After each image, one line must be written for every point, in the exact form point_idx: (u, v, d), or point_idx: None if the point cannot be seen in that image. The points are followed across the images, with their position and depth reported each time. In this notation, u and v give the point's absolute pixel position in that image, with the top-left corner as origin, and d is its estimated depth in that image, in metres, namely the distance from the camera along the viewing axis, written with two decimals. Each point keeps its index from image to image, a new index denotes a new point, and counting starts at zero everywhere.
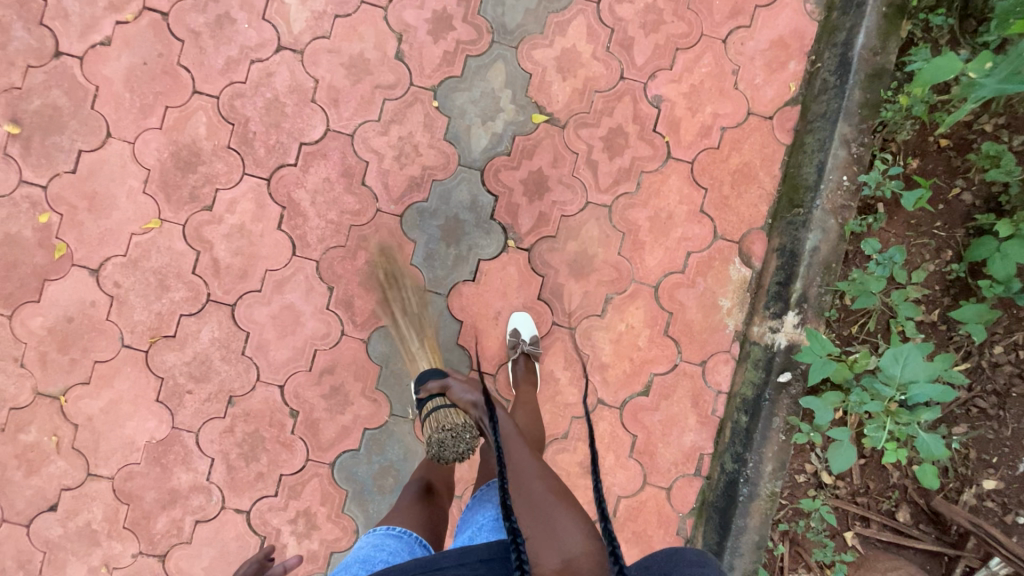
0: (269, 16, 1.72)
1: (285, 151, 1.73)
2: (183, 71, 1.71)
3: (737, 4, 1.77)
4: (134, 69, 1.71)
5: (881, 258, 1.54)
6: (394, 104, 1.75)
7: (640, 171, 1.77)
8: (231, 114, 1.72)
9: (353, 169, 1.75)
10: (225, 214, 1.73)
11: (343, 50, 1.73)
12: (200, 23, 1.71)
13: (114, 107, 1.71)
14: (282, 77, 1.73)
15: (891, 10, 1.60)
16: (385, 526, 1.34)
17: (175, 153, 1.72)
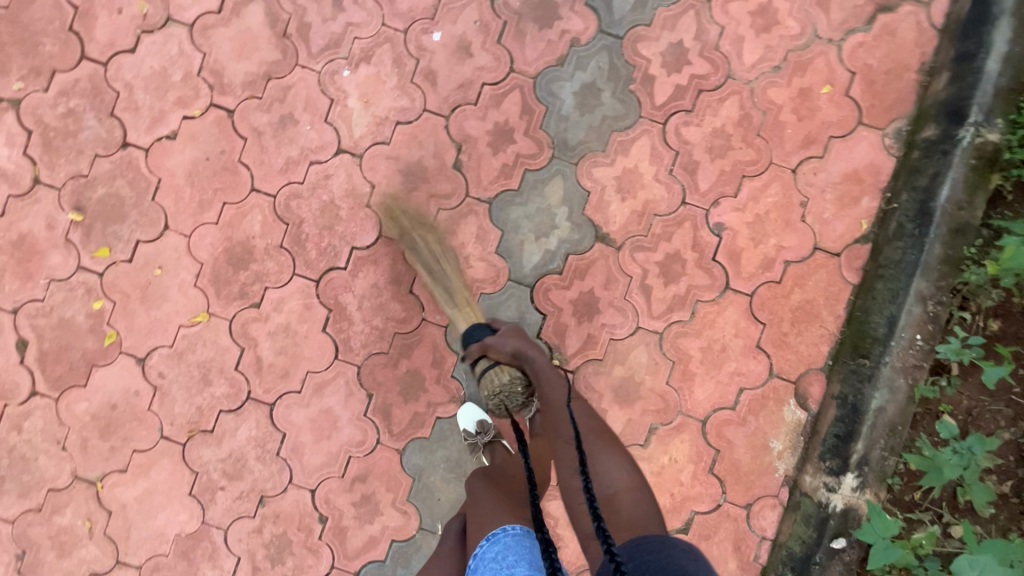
0: (332, 119, 1.73)
1: (336, 254, 1.73)
2: (243, 169, 1.72)
3: (809, 133, 1.70)
4: (197, 164, 1.73)
5: (960, 445, 1.45)
6: (449, 213, 1.73)
7: (695, 301, 1.71)
8: (287, 214, 1.73)
9: (402, 276, 1.73)
10: (271, 312, 1.73)
11: (402, 157, 1.73)
12: (264, 123, 1.72)
13: (174, 200, 1.73)
14: (339, 181, 1.73)
15: (981, 163, 1.51)
16: None
17: (229, 250, 1.73)
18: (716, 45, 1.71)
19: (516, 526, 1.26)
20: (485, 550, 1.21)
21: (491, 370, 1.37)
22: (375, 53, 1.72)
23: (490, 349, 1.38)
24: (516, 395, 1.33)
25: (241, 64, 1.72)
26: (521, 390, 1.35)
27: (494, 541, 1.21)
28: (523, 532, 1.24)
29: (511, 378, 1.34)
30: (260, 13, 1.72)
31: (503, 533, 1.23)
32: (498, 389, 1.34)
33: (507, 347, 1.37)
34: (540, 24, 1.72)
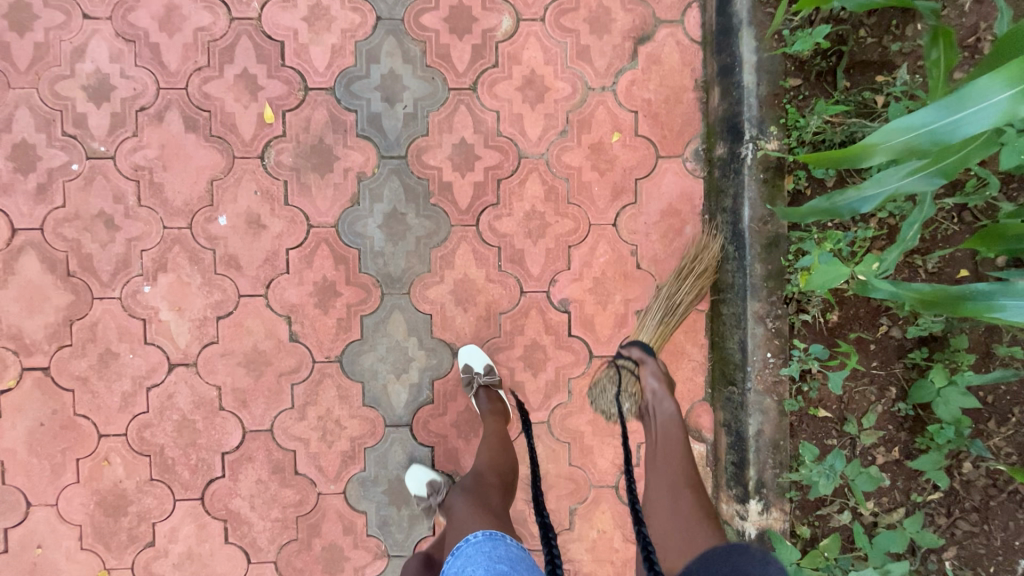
0: (152, 338, 1.66)
1: (210, 466, 1.69)
2: (82, 420, 1.65)
3: (616, 184, 1.71)
4: (33, 432, 1.65)
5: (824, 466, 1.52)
6: (303, 385, 1.69)
7: (568, 379, 1.72)
8: (144, 446, 1.67)
9: (282, 462, 1.70)
10: (168, 544, 1.69)
11: (237, 349, 1.68)
12: (85, 367, 1.65)
13: (26, 475, 1.65)
14: (184, 395, 1.67)
15: (770, 174, 1.54)
16: None
17: (101, 501, 1.67)
18: (498, 130, 1.69)
19: (479, 532, 1.32)
20: (451, 563, 1.28)
21: (628, 377, 1.63)
22: (169, 258, 1.65)
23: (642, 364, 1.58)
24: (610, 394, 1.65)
25: (36, 318, 1.63)
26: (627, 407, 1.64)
27: (456, 555, 1.27)
28: (483, 539, 1.29)
29: (635, 392, 1.62)
30: (35, 261, 1.63)
31: (466, 543, 1.30)
32: (615, 383, 1.64)
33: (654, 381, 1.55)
34: (320, 170, 1.67)
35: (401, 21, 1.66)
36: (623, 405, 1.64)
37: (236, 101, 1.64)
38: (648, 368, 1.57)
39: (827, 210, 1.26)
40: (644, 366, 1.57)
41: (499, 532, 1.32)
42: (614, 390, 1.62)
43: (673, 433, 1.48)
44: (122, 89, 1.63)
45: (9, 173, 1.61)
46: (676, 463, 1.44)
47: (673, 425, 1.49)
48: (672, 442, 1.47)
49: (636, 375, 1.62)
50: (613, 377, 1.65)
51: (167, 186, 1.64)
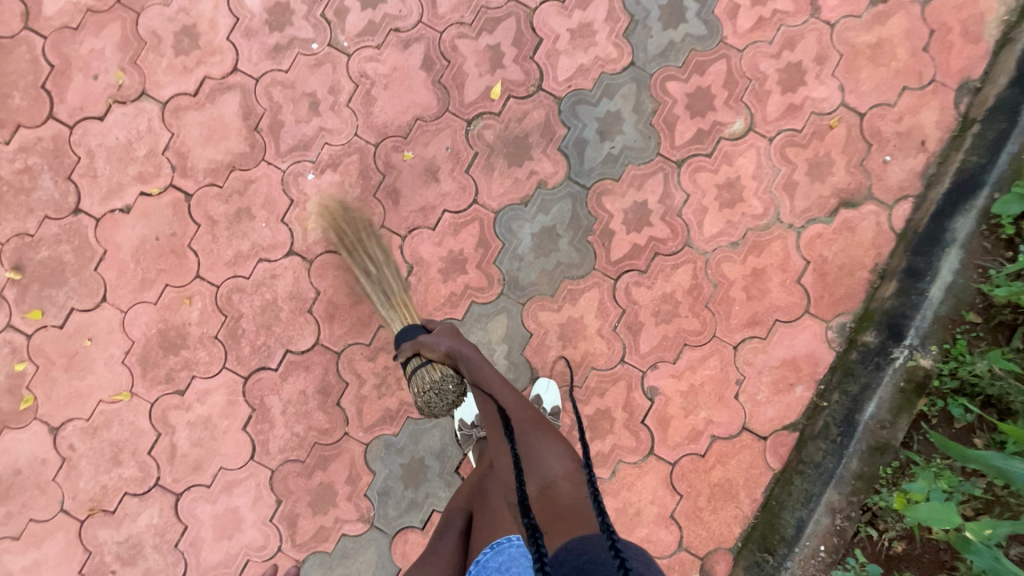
0: (288, 220, 1.72)
1: (269, 355, 1.71)
2: (191, 254, 1.71)
3: (755, 313, 1.72)
4: (146, 242, 1.71)
5: None
6: (389, 331, 1.72)
7: (618, 460, 1.71)
8: (227, 306, 1.71)
9: (331, 387, 1.71)
10: (194, 402, 1.70)
11: (351, 269, 1.72)
12: (220, 212, 1.71)
13: (116, 273, 1.71)
14: (285, 282, 1.71)
15: (909, 386, 1.55)
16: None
17: (162, 332, 1.71)
18: (679, 211, 1.72)
19: (526, 541, 1.11)
20: (487, 557, 1.11)
21: (427, 366, 1.48)
22: (343, 162, 1.72)
23: (424, 348, 1.42)
24: (449, 387, 1.46)
25: (207, 150, 1.71)
26: (452, 387, 1.47)
27: (496, 551, 1.10)
28: (527, 541, 1.09)
29: (443, 374, 1.46)
30: (235, 103, 1.71)
31: (507, 543, 1.11)
32: (429, 389, 1.46)
33: (440, 347, 1.38)
34: (510, 160, 1.73)
35: (650, 76, 1.73)
36: (448, 393, 1.46)
37: (475, 65, 1.73)
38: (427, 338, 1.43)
39: (998, 467, 1.26)
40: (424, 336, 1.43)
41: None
42: (434, 391, 1.45)
43: (484, 369, 1.29)
44: (390, 6, 1.73)
45: (259, 22, 1.72)
46: (506, 396, 1.23)
47: (495, 377, 1.28)
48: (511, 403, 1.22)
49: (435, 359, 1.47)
50: (430, 384, 1.46)
51: (378, 102, 1.72)
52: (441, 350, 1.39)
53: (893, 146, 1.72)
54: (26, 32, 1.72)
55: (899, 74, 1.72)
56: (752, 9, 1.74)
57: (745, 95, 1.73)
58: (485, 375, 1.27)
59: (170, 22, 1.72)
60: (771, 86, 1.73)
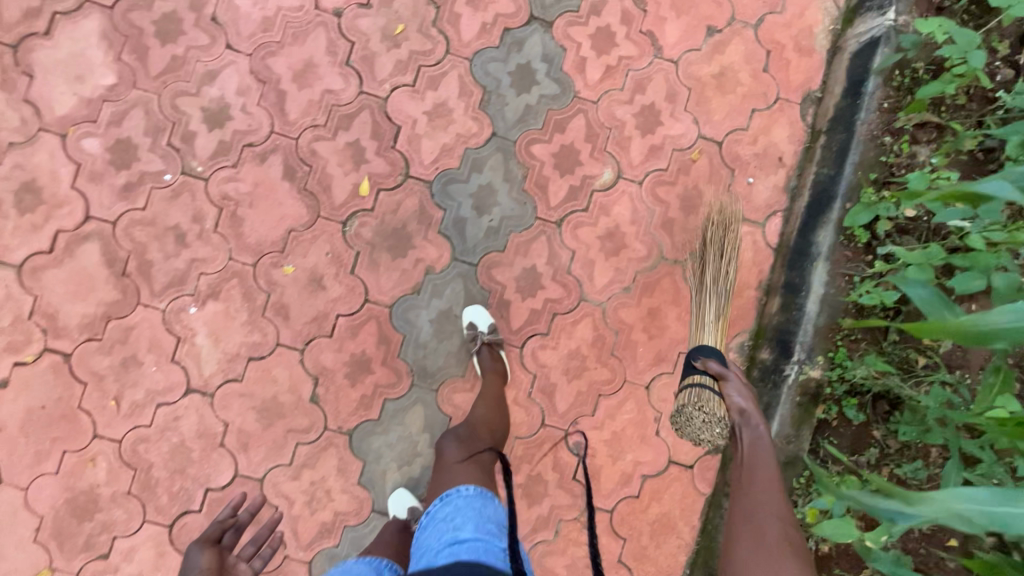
0: (179, 358, 1.67)
1: (189, 498, 1.67)
2: (83, 415, 1.64)
3: (659, 350, 1.78)
4: (32, 412, 1.63)
5: None
6: (308, 446, 1.70)
7: (559, 520, 1.74)
8: (134, 459, 1.65)
9: (260, 515, 1.68)
10: (120, 563, 1.65)
11: (256, 393, 1.69)
12: (106, 366, 1.65)
13: (7, 451, 1.63)
14: (189, 421, 1.67)
15: (805, 399, 1.64)
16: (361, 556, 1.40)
17: (71, 500, 1.64)
18: (568, 268, 1.76)
19: (471, 487, 1.35)
20: (438, 509, 1.31)
21: (709, 390, 1.57)
22: (223, 288, 1.68)
23: (723, 384, 1.53)
24: (712, 429, 1.56)
25: (77, 305, 1.64)
26: (718, 429, 1.57)
27: (445, 502, 1.31)
28: (474, 495, 1.33)
29: (723, 416, 1.55)
30: (96, 252, 1.65)
31: (456, 494, 1.33)
32: (702, 409, 1.56)
33: (734, 402, 1.50)
34: (394, 252, 1.72)
35: (513, 142, 1.76)
36: (713, 430, 1.56)
37: (338, 164, 1.71)
38: (730, 383, 1.53)
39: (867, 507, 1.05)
40: (726, 381, 1.52)
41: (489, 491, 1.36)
42: (703, 418, 1.57)
43: (760, 454, 1.41)
44: (238, 121, 1.69)
45: (104, 163, 1.65)
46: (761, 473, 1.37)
47: (767, 465, 1.39)
48: (766, 471, 1.38)
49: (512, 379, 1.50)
50: (698, 402, 1.58)
51: (247, 220, 1.68)
52: (733, 403, 1.51)
53: (753, 167, 1.80)
54: None
55: (746, 98, 1.80)
56: (598, 60, 1.79)
57: (608, 144, 1.78)
58: (758, 457, 1.41)
59: (7, 180, 1.63)
60: (631, 131, 1.78)
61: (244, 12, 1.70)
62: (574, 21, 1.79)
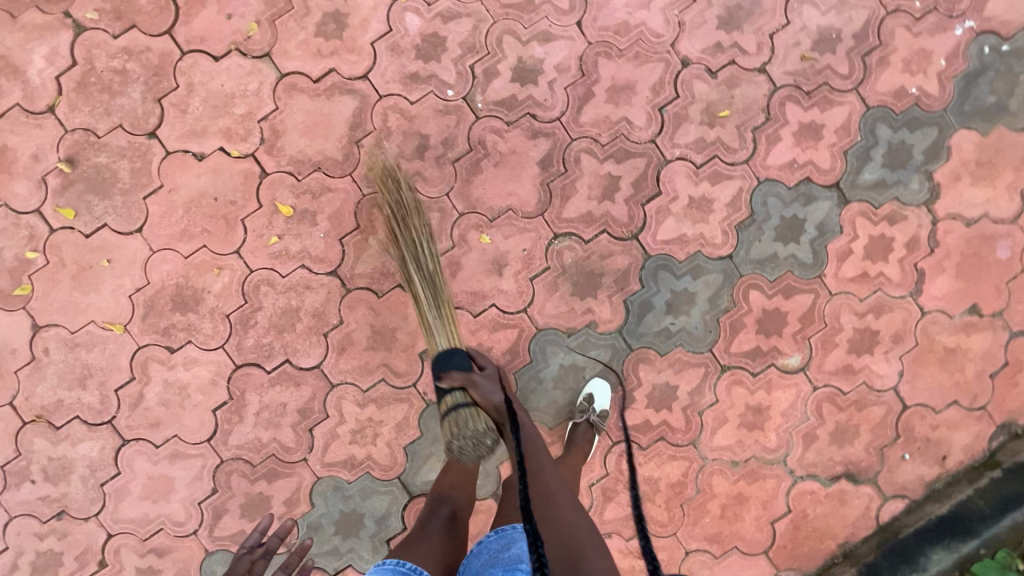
0: (345, 242, 1.67)
1: (268, 356, 1.69)
2: (240, 229, 1.66)
3: (720, 531, 1.75)
4: (203, 196, 1.65)
5: None
6: (388, 388, 1.71)
7: None
8: (250, 294, 1.67)
9: (311, 413, 1.70)
10: (179, 365, 1.68)
11: (382, 316, 1.69)
12: (287, 204, 1.66)
13: (162, 212, 1.65)
14: (315, 297, 1.68)
15: None
16: (394, 561, 1.21)
17: (179, 287, 1.67)
18: (701, 410, 1.73)
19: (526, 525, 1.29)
20: (491, 540, 1.26)
21: (465, 410, 1.30)
22: (422, 214, 1.67)
23: (474, 389, 1.28)
24: (483, 445, 1.32)
25: (301, 140, 1.65)
26: (489, 442, 1.32)
27: (500, 535, 1.26)
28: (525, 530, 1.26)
29: (484, 427, 1.31)
30: (350, 110, 1.65)
31: (511, 529, 1.27)
32: (461, 434, 1.31)
33: (496, 396, 1.25)
34: (575, 289, 1.70)
35: (738, 275, 1.72)
36: (484, 444, 1.32)
37: (588, 186, 1.69)
38: (481, 387, 1.27)
39: None
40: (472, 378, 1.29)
41: None
42: (472, 441, 1.31)
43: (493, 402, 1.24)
44: (538, 90, 1.67)
45: (409, 44, 1.65)
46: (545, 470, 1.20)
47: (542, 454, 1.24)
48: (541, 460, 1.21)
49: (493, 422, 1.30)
50: (456, 425, 1.31)
51: (482, 175, 1.67)
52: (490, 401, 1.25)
53: (916, 447, 1.74)
54: None
55: (956, 387, 1.74)
56: (861, 262, 1.73)
57: (814, 337, 1.73)
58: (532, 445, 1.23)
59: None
60: (840, 340, 1.73)
61: (612, 4, 1.67)
62: (867, 215, 1.73)
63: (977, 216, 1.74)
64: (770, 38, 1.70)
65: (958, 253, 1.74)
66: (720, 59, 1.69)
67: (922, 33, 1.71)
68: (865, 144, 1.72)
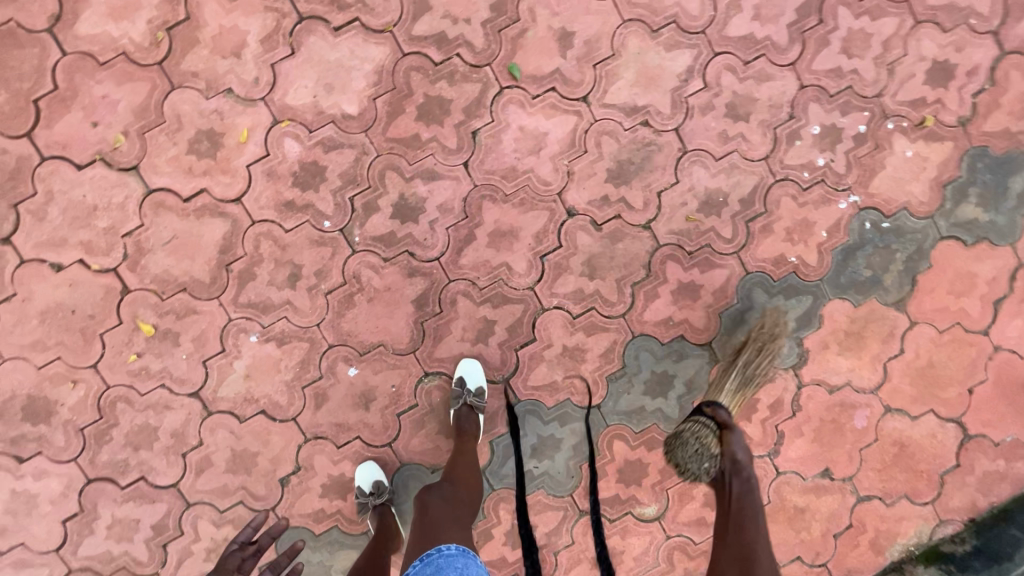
0: (209, 364, 1.64)
1: (122, 472, 1.66)
2: (98, 343, 1.61)
3: None
4: (60, 308, 1.59)
5: None
6: (246, 511, 1.70)
7: None
8: (107, 409, 1.64)
9: (165, 529, 1.69)
10: (28, 475, 1.64)
11: (244, 440, 1.67)
12: (148, 322, 1.61)
13: (15, 320, 1.59)
14: (175, 417, 1.65)
15: None
16: None
17: (31, 397, 1.62)
18: (556, 551, 1.77)
19: (453, 545, 1.33)
20: (418, 569, 1.28)
21: (709, 433, 1.65)
22: (290, 342, 1.65)
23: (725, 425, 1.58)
24: (705, 461, 1.66)
25: (168, 259, 1.60)
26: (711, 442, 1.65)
27: (427, 563, 1.28)
28: (457, 554, 1.30)
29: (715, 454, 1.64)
30: (219, 232, 1.60)
31: (438, 553, 1.30)
32: (698, 440, 1.67)
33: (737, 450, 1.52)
34: (442, 428, 1.71)
35: (605, 425, 1.75)
36: (702, 464, 1.67)
37: (462, 327, 1.68)
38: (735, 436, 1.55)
39: None
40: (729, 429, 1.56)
41: (471, 551, 1.33)
42: (697, 452, 1.68)
43: (749, 494, 1.45)
44: (419, 228, 1.64)
45: (287, 170, 1.59)
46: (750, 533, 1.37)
47: (758, 508, 1.43)
48: (745, 502, 1.44)
49: (716, 434, 1.64)
50: (696, 434, 1.68)
51: (354, 309, 1.66)
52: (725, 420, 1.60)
53: None
54: (46, 36, 1.52)
55: (802, 544, 1.81)
56: None
57: (672, 488, 1.78)
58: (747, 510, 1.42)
59: (201, 117, 1.57)
60: (696, 493, 1.78)
61: (501, 149, 1.64)
62: (735, 375, 1.77)
63: (840, 384, 1.80)
64: (657, 196, 1.70)
65: (818, 418, 1.80)
66: (606, 212, 1.69)
67: (807, 203, 1.74)
68: (740, 306, 1.75)
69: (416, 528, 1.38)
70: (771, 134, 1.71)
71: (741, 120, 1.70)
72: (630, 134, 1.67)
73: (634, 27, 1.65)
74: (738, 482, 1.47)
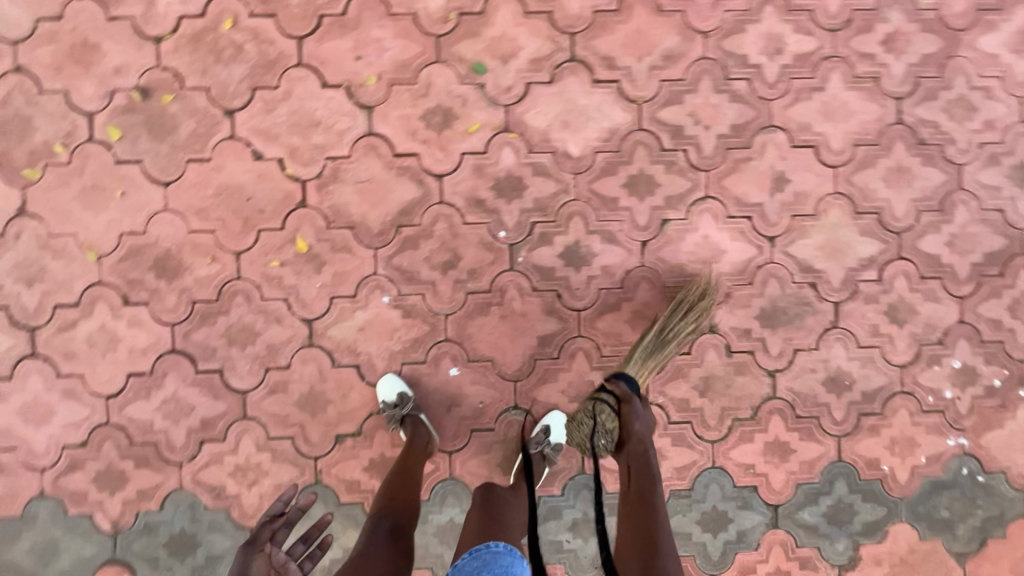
0: (334, 302, 1.68)
1: (205, 358, 1.68)
2: (252, 237, 1.67)
3: None
4: (238, 191, 1.66)
5: None
6: (291, 448, 1.70)
7: None
8: (225, 296, 1.67)
9: (211, 428, 1.69)
10: (123, 318, 1.67)
11: (326, 383, 1.69)
12: (305, 241, 1.67)
13: (195, 182, 1.66)
14: (279, 333, 1.68)
15: None
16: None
17: (168, 253, 1.66)
18: None
19: (500, 543, 1.32)
20: (465, 561, 1.29)
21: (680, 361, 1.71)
22: (414, 319, 1.69)
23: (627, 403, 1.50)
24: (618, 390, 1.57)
25: (352, 196, 1.67)
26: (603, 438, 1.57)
27: (473, 557, 1.29)
28: (505, 552, 1.30)
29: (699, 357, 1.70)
30: (408, 196, 1.68)
31: (484, 547, 1.31)
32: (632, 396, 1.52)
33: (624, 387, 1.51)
34: (503, 462, 1.72)
35: None
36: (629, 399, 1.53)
37: (567, 381, 1.72)
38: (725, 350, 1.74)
39: None
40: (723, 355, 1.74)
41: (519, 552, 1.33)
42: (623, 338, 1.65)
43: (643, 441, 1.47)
44: (577, 277, 1.71)
45: (493, 173, 1.68)
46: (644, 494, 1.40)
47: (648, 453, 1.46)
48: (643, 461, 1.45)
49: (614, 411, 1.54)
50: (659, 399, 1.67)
51: (485, 318, 1.70)
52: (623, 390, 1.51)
53: None
54: None
55: None
56: None
57: None
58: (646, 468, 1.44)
59: (446, 94, 1.67)
60: None
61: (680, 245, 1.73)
62: (786, 548, 1.77)
63: None
64: (793, 351, 1.75)
65: None
66: (742, 344, 1.74)
67: (920, 424, 1.78)
68: (819, 487, 1.77)
69: (477, 518, 1.41)
70: (916, 348, 1.77)
71: (896, 323, 1.77)
72: (795, 287, 1.75)
73: (841, 201, 1.75)
74: (637, 457, 1.44)
